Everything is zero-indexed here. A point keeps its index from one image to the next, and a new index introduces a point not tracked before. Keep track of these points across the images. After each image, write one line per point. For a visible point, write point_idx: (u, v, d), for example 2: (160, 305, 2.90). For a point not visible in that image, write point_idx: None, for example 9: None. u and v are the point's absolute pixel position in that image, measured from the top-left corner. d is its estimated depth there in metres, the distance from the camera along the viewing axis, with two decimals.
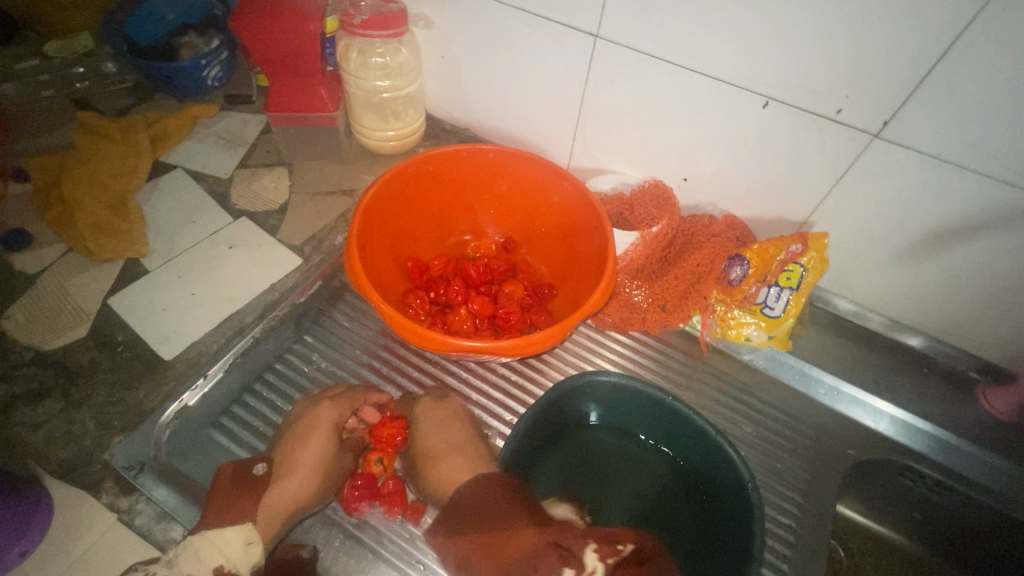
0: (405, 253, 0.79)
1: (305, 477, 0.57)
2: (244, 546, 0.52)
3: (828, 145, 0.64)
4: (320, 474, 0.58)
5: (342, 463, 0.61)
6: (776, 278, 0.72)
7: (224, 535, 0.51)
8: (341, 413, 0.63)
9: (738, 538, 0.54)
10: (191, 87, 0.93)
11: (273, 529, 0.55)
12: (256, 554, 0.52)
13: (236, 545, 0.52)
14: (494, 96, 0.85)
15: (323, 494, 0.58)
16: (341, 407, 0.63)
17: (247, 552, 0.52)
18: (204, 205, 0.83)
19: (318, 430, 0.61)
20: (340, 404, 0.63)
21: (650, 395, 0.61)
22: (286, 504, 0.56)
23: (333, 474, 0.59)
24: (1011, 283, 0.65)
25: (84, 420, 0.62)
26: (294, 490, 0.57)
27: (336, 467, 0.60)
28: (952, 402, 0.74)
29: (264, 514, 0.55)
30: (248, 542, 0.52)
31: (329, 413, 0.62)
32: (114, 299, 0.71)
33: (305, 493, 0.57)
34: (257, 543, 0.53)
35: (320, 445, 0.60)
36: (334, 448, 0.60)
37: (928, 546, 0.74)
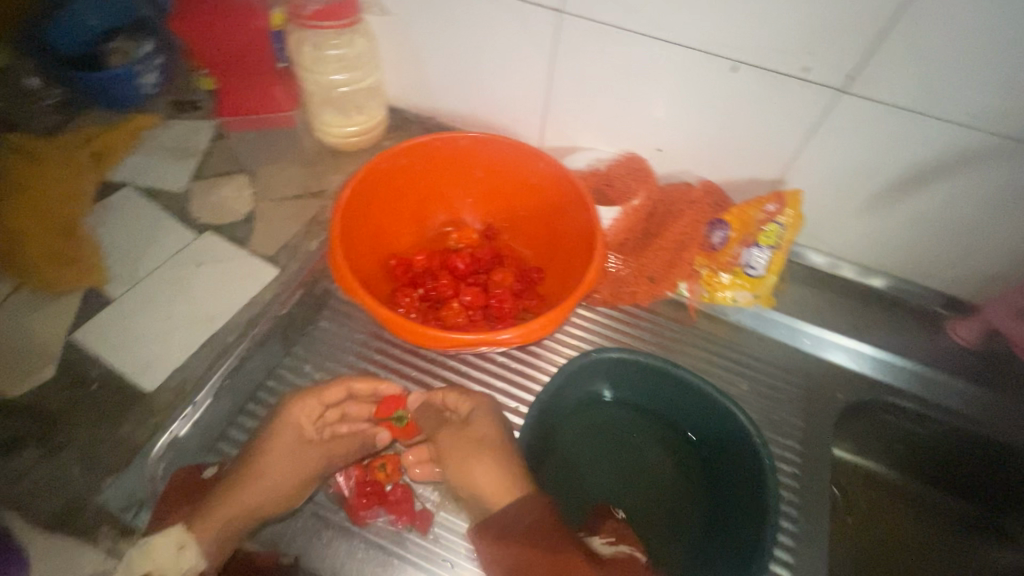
0: (386, 252, 0.77)
1: (258, 480, 0.57)
2: (176, 550, 0.54)
3: (797, 103, 0.66)
4: (274, 479, 0.57)
5: (305, 466, 0.59)
6: (756, 238, 0.73)
7: (157, 541, 0.54)
8: (307, 414, 0.61)
9: (755, 491, 0.56)
10: (129, 97, 0.87)
11: (213, 534, 0.55)
12: (189, 558, 0.54)
13: (168, 549, 0.54)
14: (457, 81, 0.82)
15: (279, 499, 0.57)
16: (308, 407, 0.61)
17: (179, 556, 0.54)
18: (163, 222, 0.77)
19: (282, 432, 0.59)
20: (303, 403, 0.60)
21: (655, 366, 0.62)
22: (230, 510, 0.56)
23: (291, 478, 0.58)
24: (972, 220, 0.69)
25: (68, 465, 0.58)
26: (241, 498, 0.56)
27: (292, 472, 0.58)
28: (925, 338, 0.78)
29: (206, 522, 0.55)
30: (181, 546, 0.54)
31: (293, 419, 0.60)
32: (80, 333, 0.66)
33: (255, 498, 0.56)
34: (190, 547, 0.54)
35: (280, 448, 0.59)
36: (292, 452, 0.59)
37: (912, 474, 0.80)
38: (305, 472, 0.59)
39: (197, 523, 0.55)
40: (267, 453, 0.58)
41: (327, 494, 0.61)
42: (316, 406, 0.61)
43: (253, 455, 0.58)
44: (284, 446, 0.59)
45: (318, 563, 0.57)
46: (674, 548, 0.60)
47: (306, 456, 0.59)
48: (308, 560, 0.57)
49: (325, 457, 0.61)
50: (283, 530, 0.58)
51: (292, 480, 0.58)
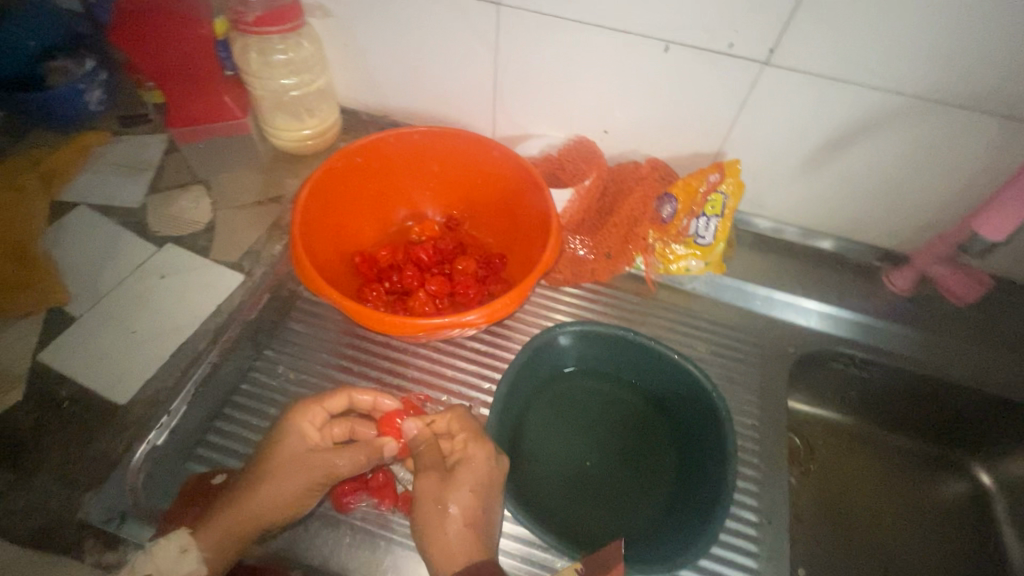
0: (350, 250, 0.79)
1: (262, 488, 0.56)
2: (178, 553, 0.54)
3: (726, 78, 0.70)
4: (278, 487, 0.56)
5: (307, 474, 0.57)
6: (702, 209, 0.77)
7: (162, 543, 0.55)
8: (311, 420, 0.60)
9: (715, 439, 0.60)
10: (74, 116, 0.86)
11: (213, 542, 0.55)
12: (189, 563, 0.54)
13: (171, 553, 0.54)
14: (406, 79, 0.84)
15: (283, 507, 0.57)
16: (311, 413, 0.60)
17: (181, 560, 0.54)
18: (121, 238, 0.77)
19: (287, 439, 0.59)
20: (306, 409, 0.60)
21: (615, 334, 0.66)
22: (235, 518, 0.56)
23: (293, 487, 0.57)
24: (895, 176, 0.74)
25: (45, 484, 0.58)
26: (246, 505, 0.56)
27: (294, 481, 0.57)
28: (865, 290, 0.84)
29: (211, 530, 0.55)
30: (183, 550, 0.54)
31: (297, 427, 0.59)
32: (45, 353, 0.66)
33: (259, 504, 0.56)
34: (191, 552, 0.54)
35: (283, 456, 0.58)
36: (296, 462, 0.58)
37: (864, 417, 0.87)
38: (308, 479, 0.57)
39: (202, 530, 0.55)
40: (270, 464, 0.58)
41: None
42: (320, 413, 0.61)
43: (260, 466, 0.58)
44: (288, 454, 0.58)
45: (305, 554, 0.59)
46: (647, 507, 0.62)
47: (309, 463, 0.58)
48: (296, 552, 0.59)
49: (329, 464, 0.58)
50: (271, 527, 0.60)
51: (295, 488, 0.57)
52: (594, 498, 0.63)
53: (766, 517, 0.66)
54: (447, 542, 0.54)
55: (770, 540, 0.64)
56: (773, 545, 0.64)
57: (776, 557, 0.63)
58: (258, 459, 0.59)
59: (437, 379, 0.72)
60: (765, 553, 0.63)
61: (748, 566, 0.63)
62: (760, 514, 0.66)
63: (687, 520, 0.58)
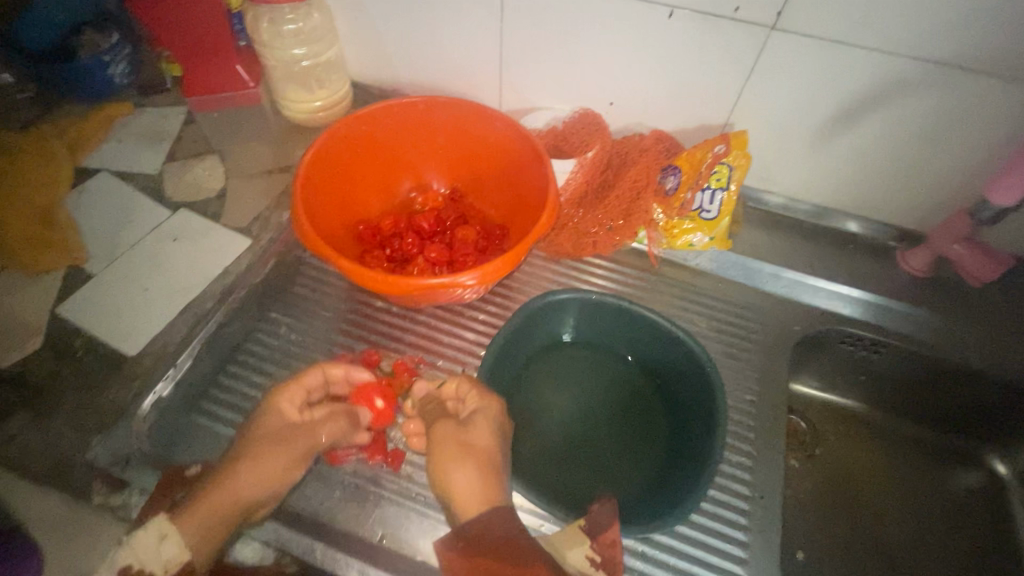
0: (354, 218, 0.80)
1: (244, 465, 0.56)
2: (157, 541, 0.53)
3: (732, 45, 0.68)
4: (259, 465, 0.56)
5: (289, 448, 0.58)
6: (707, 181, 0.75)
7: (139, 535, 0.53)
8: (290, 400, 0.60)
9: (707, 409, 0.60)
10: (99, 87, 0.90)
11: (192, 527, 0.53)
12: (169, 548, 0.52)
13: (150, 540, 0.53)
14: (413, 51, 0.85)
15: (266, 486, 0.56)
16: (290, 392, 0.61)
17: (161, 548, 0.53)
18: (138, 202, 0.81)
19: (267, 418, 0.59)
20: (285, 390, 0.61)
21: (610, 304, 0.66)
22: (216, 501, 0.54)
23: (277, 463, 0.57)
24: (910, 149, 0.71)
25: (58, 427, 0.62)
26: (227, 486, 0.55)
27: (277, 457, 0.57)
28: (878, 270, 0.81)
29: (191, 517, 0.53)
30: (162, 538, 0.53)
31: (277, 407, 0.60)
32: (63, 307, 0.70)
33: (241, 484, 0.55)
34: (171, 539, 0.52)
35: (263, 434, 0.58)
36: (277, 441, 0.58)
37: (874, 403, 0.84)
38: (292, 453, 0.58)
39: (182, 516, 0.53)
40: (251, 443, 0.57)
41: None
42: (299, 392, 0.61)
43: (241, 447, 0.57)
44: (269, 432, 0.58)
45: (297, 503, 0.60)
46: (633, 476, 0.62)
47: (289, 438, 0.58)
48: (288, 501, 0.61)
49: (309, 437, 0.59)
50: None
51: (278, 465, 0.57)
52: (581, 465, 0.62)
53: (758, 492, 0.65)
54: (461, 488, 0.54)
55: (761, 514, 0.63)
56: (764, 519, 0.63)
57: (767, 531, 0.62)
58: (239, 440, 0.58)
59: (434, 344, 0.73)
60: (756, 526, 0.62)
61: (738, 539, 0.62)
62: (753, 489, 0.65)
63: (672, 490, 0.58)
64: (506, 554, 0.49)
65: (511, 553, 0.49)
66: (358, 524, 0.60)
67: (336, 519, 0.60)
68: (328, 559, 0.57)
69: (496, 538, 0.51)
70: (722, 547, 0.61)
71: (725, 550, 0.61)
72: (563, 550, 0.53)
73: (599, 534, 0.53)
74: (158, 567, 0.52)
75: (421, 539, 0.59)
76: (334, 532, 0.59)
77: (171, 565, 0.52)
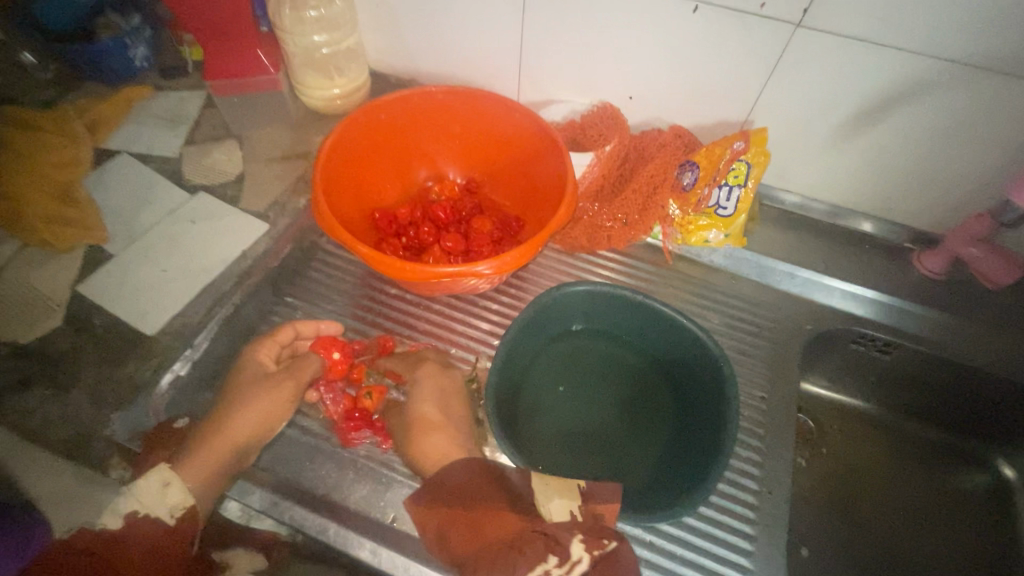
0: (371, 205, 0.81)
1: (235, 412, 0.61)
2: (161, 488, 0.57)
3: (756, 42, 0.68)
4: (248, 408, 0.61)
5: (271, 389, 0.62)
6: (724, 178, 0.75)
7: (141, 484, 0.57)
8: (267, 353, 0.66)
9: (718, 403, 0.60)
10: (119, 70, 0.91)
11: (194, 473, 0.58)
12: (173, 493, 0.57)
13: (153, 488, 0.57)
14: (433, 40, 0.85)
15: (256, 426, 0.60)
16: (267, 346, 0.66)
17: (165, 494, 0.57)
18: (157, 184, 0.81)
19: (246, 372, 0.64)
20: (262, 344, 0.66)
21: (624, 297, 0.65)
22: (211, 447, 0.59)
23: (262, 406, 0.61)
24: (930, 149, 0.71)
25: (77, 402, 0.63)
26: (224, 433, 0.60)
27: (261, 399, 0.62)
28: (891, 271, 0.81)
29: (190, 463, 0.58)
30: (165, 485, 0.57)
31: (257, 359, 0.65)
32: (83, 285, 0.70)
33: (233, 428, 0.60)
34: (174, 485, 0.57)
35: (245, 381, 0.64)
36: (262, 387, 0.63)
37: (883, 405, 0.84)
38: (274, 395, 0.62)
39: (181, 464, 0.58)
40: (236, 393, 0.63)
41: (321, 424, 0.65)
42: (275, 346, 0.67)
43: (229, 397, 0.63)
44: (250, 382, 0.63)
45: (309, 484, 0.61)
46: (639, 467, 0.62)
47: (271, 382, 0.63)
48: (301, 481, 0.61)
49: (292, 377, 0.64)
50: (277, 458, 0.62)
51: (264, 407, 0.61)
52: (589, 455, 0.63)
53: (766, 487, 0.64)
54: (428, 451, 0.61)
55: (770, 509, 0.63)
56: (772, 513, 0.63)
57: (774, 525, 0.62)
58: (227, 392, 0.64)
59: (447, 333, 0.73)
60: (763, 520, 0.62)
61: (745, 532, 0.62)
62: (761, 484, 0.65)
63: (678, 482, 0.58)
64: (470, 499, 0.57)
65: (476, 499, 0.57)
66: (368, 505, 0.60)
67: (347, 500, 0.60)
68: (338, 537, 0.58)
69: (463, 486, 0.58)
70: (729, 540, 0.61)
71: (733, 543, 0.61)
72: (546, 497, 0.55)
73: (591, 502, 0.55)
74: (164, 512, 0.57)
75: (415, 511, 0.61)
76: (346, 512, 0.59)
77: (176, 509, 0.57)
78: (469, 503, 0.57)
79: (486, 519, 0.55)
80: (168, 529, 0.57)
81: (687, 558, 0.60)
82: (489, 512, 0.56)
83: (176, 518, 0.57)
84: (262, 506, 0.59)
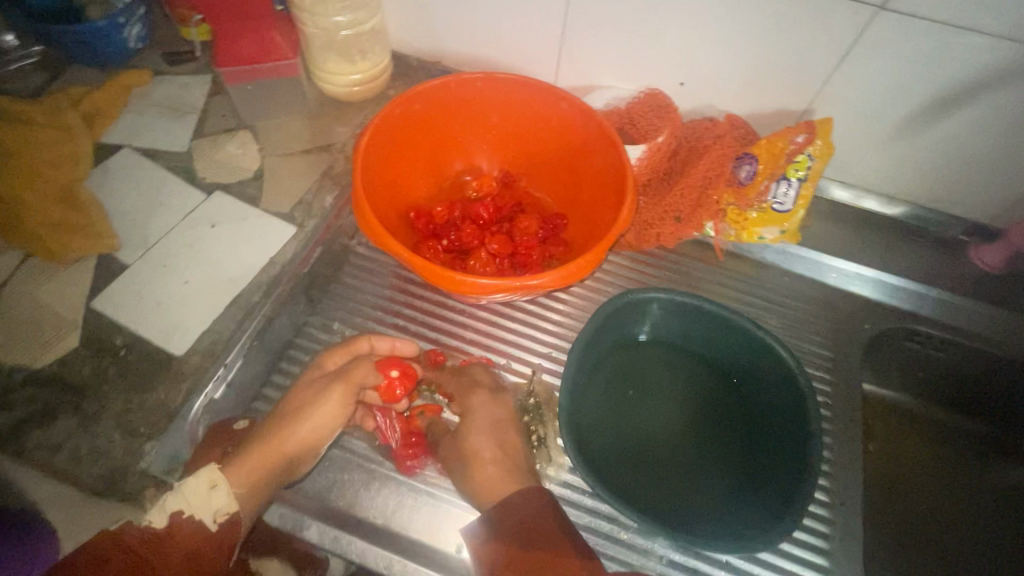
0: (405, 204, 0.75)
1: (294, 420, 0.57)
2: (208, 490, 0.54)
3: (831, 25, 0.63)
4: (304, 417, 0.57)
5: (325, 396, 0.58)
6: (785, 171, 0.71)
7: (189, 483, 0.54)
8: (336, 360, 0.62)
9: (792, 415, 0.59)
10: (113, 52, 0.82)
11: (242, 478, 0.55)
12: (218, 498, 0.54)
13: (199, 489, 0.54)
14: (465, 19, 0.78)
15: (306, 437, 0.57)
16: (338, 354, 0.62)
17: (211, 497, 0.54)
18: (168, 183, 0.74)
19: (307, 378, 0.61)
20: (335, 351, 0.62)
21: (690, 305, 0.64)
22: (266, 453, 0.56)
23: (316, 412, 0.58)
24: (1003, 141, 0.67)
25: (107, 432, 0.57)
26: (279, 440, 0.56)
27: (315, 407, 0.58)
28: (947, 265, 0.77)
29: (241, 466, 0.56)
30: (212, 487, 0.54)
31: (324, 363, 0.62)
32: (100, 301, 0.64)
33: (283, 437, 0.56)
34: (220, 488, 0.54)
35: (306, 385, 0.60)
36: (319, 394, 0.59)
37: (926, 400, 0.78)
38: (326, 402, 0.58)
39: (231, 466, 0.56)
40: (295, 397, 0.59)
41: (375, 447, 0.62)
42: (345, 354, 0.62)
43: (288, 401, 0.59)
44: (308, 388, 0.60)
45: (367, 513, 0.57)
46: (714, 488, 0.61)
47: (327, 387, 0.59)
48: (357, 510, 0.57)
49: (346, 380, 0.59)
50: (330, 485, 0.59)
51: (316, 416, 0.58)
52: (661, 476, 0.61)
53: (838, 498, 0.62)
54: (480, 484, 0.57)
55: (843, 521, 0.61)
56: (846, 526, 0.61)
57: (848, 539, 0.60)
58: (289, 395, 0.61)
59: (496, 342, 0.69)
60: (837, 534, 0.60)
61: (820, 547, 0.60)
62: (831, 495, 0.63)
63: (762, 506, 0.58)
64: (535, 537, 0.52)
65: (542, 540, 0.51)
66: (433, 534, 0.57)
67: (408, 531, 0.57)
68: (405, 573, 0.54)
69: (529, 521, 0.53)
70: (804, 557, 0.59)
71: (807, 560, 0.59)
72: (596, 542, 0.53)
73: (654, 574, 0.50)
74: (206, 515, 0.54)
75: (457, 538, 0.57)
76: (411, 543, 0.56)
77: (217, 514, 0.54)
78: (533, 544, 0.52)
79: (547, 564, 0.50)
80: (210, 535, 0.54)
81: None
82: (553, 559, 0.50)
83: (218, 524, 0.54)
84: (321, 541, 0.55)
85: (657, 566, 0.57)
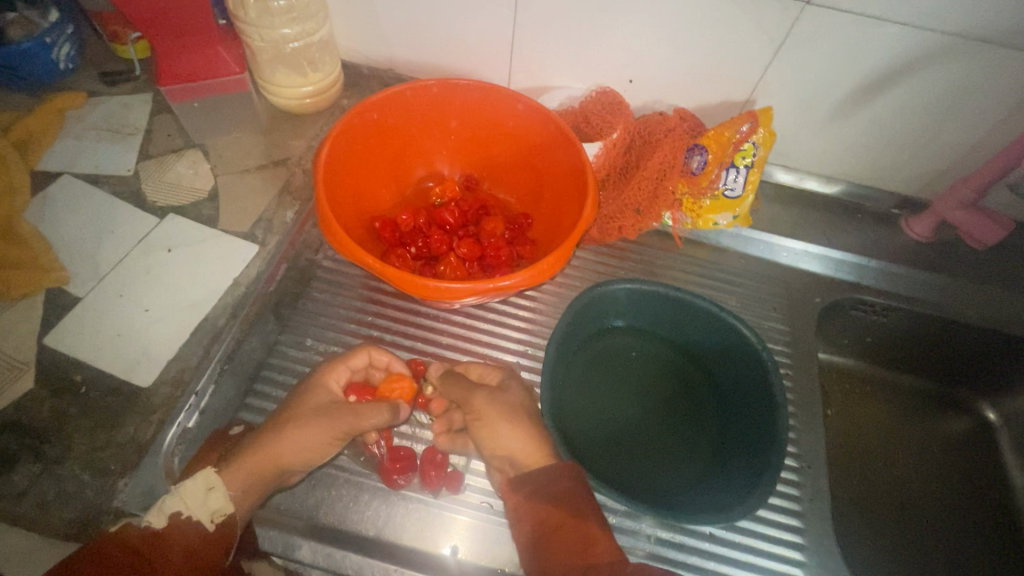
0: (368, 213, 0.75)
1: (290, 439, 0.55)
2: (204, 493, 0.53)
3: (765, 20, 0.67)
4: (295, 449, 0.55)
5: (328, 427, 0.56)
6: (732, 159, 0.74)
7: (187, 484, 0.53)
8: (336, 378, 0.60)
9: (758, 389, 0.63)
10: (41, 75, 0.78)
11: (239, 480, 0.54)
12: (216, 501, 0.53)
13: (197, 491, 0.53)
14: (414, 27, 0.78)
15: (300, 456, 0.55)
16: (338, 372, 0.61)
17: (208, 498, 0.53)
18: (116, 209, 0.71)
19: (313, 396, 0.59)
20: (333, 367, 0.60)
21: (657, 292, 0.67)
22: (259, 464, 0.55)
23: (308, 440, 0.56)
24: (924, 121, 0.73)
25: (73, 473, 0.55)
26: (276, 457, 0.55)
27: (315, 426, 0.56)
28: (884, 236, 0.83)
29: (237, 470, 0.55)
30: (209, 489, 0.53)
31: (326, 380, 0.60)
32: (54, 338, 0.61)
33: (276, 445, 0.55)
34: (218, 490, 0.53)
35: (308, 403, 0.58)
36: (324, 427, 0.56)
37: (873, 362, 0.85)
38: (328, 434, 0.56)
39: (227, 469, 0.55)
40: (291, 414, 0.57)
41: (362, 461, 0.61)
42: (344, 371, 0.61)
43: (281, 416, 0.58)
44: (312, 405, 0.58)
45: (359, 527, 0.57)
46: (691, 465, 0.64)
47: (333, 417, 0.56)
48: (348, 525, 0.57)
49: (356, 419, 0.57)
50: (319, 502, 0.58)
51: (314, 444, 0.56)
52: (643, 458, 0.64)
53: (806, 462, 0.66)
54: (515, 450, 0.58)
55: (812, 483, 0.65)
56: (815, 487, 0.65)
57: (818, 498, 0.64)
58: (285, 406, 0.59)
59: (472, 345, 0.70)
60: (807, 495, 0.64)
61: (793, 510, 0.63)
62: (800, 460, 0.67)
63: (734, 478, 0.60)
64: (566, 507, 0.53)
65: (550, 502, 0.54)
66: (426, 540, 0.57)
67: (402, 541, 0.57)
68: None
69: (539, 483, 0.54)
70: (780, 519, 0.63)
71: (782, 523, 0.62)
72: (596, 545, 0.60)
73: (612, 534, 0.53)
74: (205, 517, 0.53)
75: (454, 540, 0.58)
76: (406, 552, 0.56)
77: (216, 516, 0.53)
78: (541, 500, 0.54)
79: (576, 545, 0.52)
80: (205, 535, 0.53)
81: (740, 544, 0.61)
82: (569, 524, 0.53)
83: (215, 525, 0.53)
84: (315, 558, 0.55)
85: (645, 545, 0.60)
